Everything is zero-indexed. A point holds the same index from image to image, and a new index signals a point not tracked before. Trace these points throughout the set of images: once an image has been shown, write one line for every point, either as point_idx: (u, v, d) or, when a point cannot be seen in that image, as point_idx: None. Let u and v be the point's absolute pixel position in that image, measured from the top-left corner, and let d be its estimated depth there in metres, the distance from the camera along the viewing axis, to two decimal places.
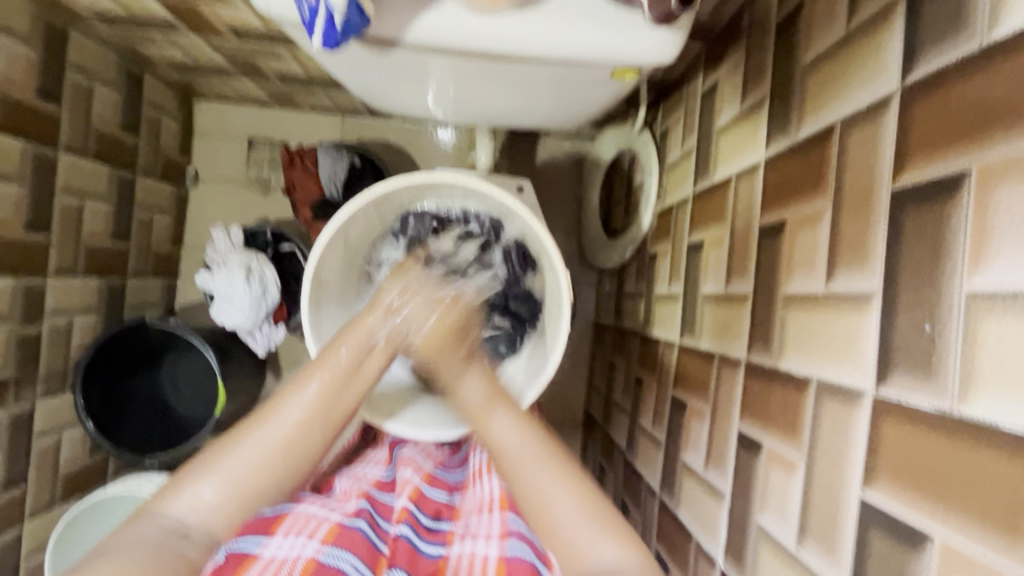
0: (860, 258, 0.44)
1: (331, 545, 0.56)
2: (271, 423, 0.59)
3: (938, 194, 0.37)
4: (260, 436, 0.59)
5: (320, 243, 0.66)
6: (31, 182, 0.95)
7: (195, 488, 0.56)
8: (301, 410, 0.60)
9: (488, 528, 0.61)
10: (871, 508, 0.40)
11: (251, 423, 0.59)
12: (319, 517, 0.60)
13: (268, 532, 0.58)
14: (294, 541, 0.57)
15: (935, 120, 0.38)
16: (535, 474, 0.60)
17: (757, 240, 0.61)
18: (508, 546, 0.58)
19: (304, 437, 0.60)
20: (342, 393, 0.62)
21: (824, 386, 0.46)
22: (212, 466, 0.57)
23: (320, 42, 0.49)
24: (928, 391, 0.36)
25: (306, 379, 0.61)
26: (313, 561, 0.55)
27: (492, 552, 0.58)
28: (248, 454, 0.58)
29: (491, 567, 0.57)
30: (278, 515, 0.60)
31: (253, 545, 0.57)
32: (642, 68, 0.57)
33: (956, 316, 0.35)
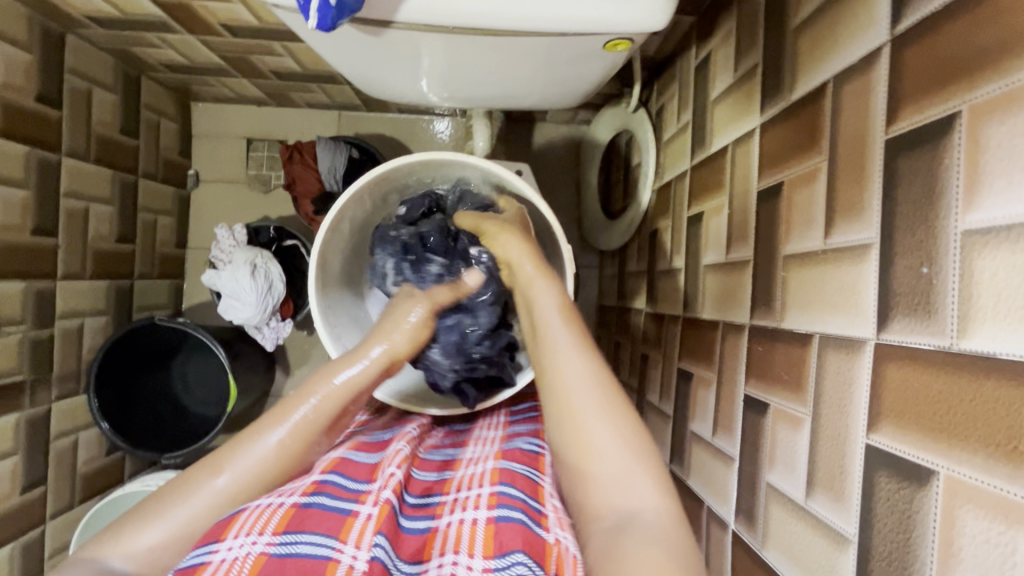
0: (857, 209, 0.44)
1: (285, 533, 0.49)
2: (224, 470, 0.56)
3: (931, 137, 0.37)
4: (211, 481, 0.56)
5: (322, 227, 0.67)
6: (36, 187, 0.96)
7: (136, 537, 0.53)
8: (261, 453, 0.57)
9: (476, 499, 0.55)
10: (877, 451, 0.40)
11: (208, 468, 0.57)
12: (274, 505, 0.52)
13: (219, 536, 0.49)
14: (246, 539, 0.48)
15: (924, 67, 0.38)
16: (570, 375, 0.56)
17: (756, 205, 0.62)
18: (497, 512, 0.51)
19: (261, 481, 0.57)
20: (308, 436, 0.59)
21: (826, 339, 0.47)
22: (158, 514, 0.54)
23: (315, 24, 0.50)
24: (927, 331, 0.37)
25: (270, 425, 0.59)
26: (264, 555, 0.47)
27: (480, 516, 0.52)
28: (199, 504, 0.55)
29: (480, 534, 0.50)
30: (232, 516, 0.51)
31: (202, 553, 0.47)
32: (634, 38, 0.57)
33: (951, 254, 0.35)
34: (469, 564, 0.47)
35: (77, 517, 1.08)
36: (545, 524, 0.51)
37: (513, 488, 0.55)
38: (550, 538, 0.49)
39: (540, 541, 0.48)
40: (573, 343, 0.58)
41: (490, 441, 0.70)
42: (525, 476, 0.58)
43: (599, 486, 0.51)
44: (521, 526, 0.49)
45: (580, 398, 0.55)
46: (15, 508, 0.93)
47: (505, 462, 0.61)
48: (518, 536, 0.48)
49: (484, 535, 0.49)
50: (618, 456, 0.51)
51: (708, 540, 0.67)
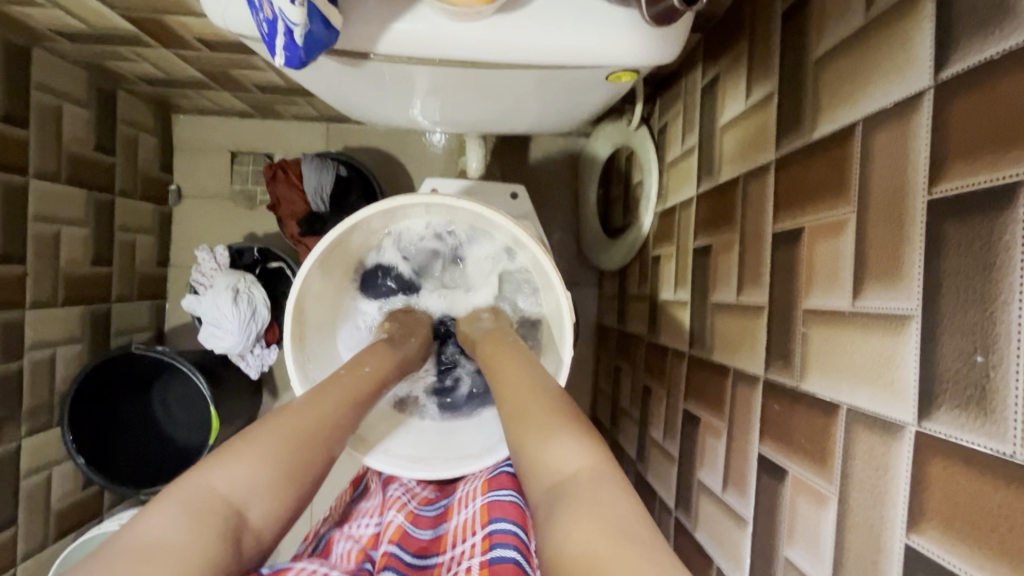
0: (893, 274, 0.39)
1: None
2: (302, 405, 0.49)
3: (986, 206, 0.32)
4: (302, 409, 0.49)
5: (294, 286, 0.62)
6: (0, 213, 0.90)
7: (229, 462, 0.42)
8: (330, 395, 0.52)
9: (470, 548, 0.53)
10: (920, 556, 0.36)
11: (288, 410, 0.48)
12: (312, 570, 0.49)
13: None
14: None
15: (978, 123, 0.33)
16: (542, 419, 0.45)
17: (771, 248, 0.57)
18: (491, 554, 0.49)
19: (340, 420, 0.50)
20: (362, 385, 0.56)
21: (855, 413, 0.42)
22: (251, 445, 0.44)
23: (283, 62, 0.44)
24: (982, 431, 0.32)
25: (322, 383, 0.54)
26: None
27: (476, 562, 0.50)
28: (296, 430, 0.46)
29: None
30: (277, 573, 0.47)
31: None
32: (640, 70, 0.52)
33: (1013, 346, 0.30)
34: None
35: (50, 557, 1.02)
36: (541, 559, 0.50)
37: (506, 523, 0.53)
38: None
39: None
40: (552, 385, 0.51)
41: (479, 471, 0.65)
42: (512, 500, 0.56)
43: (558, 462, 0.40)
44: (515, 565, 0.47)
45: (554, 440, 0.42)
46: None
47: (491, 493, 0.59)
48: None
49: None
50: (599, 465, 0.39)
51: None
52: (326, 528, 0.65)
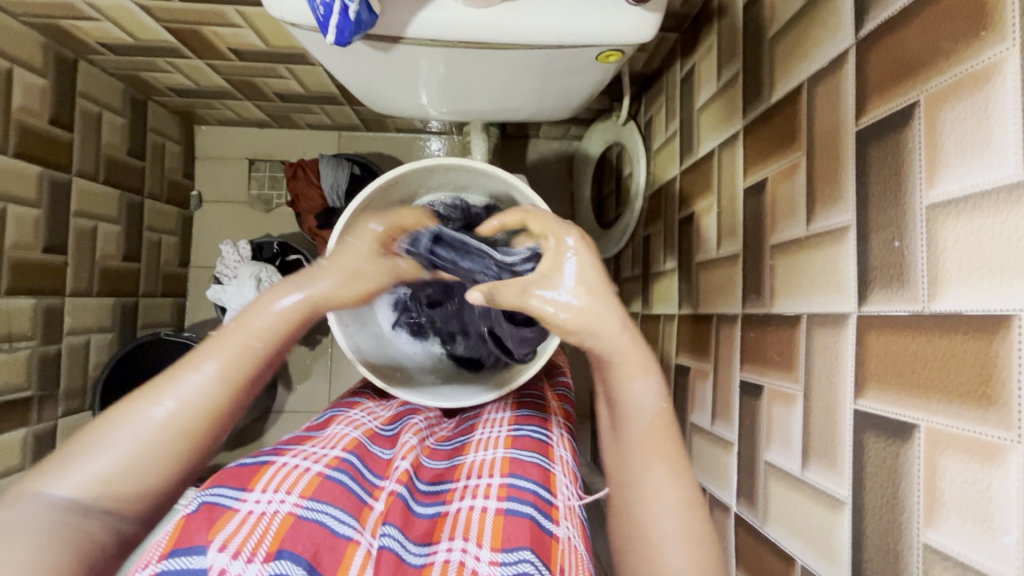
0: (835, 195, 0.48)
1: (312, 498, 0.49)
2: (164, 397, 0.49)
3: (895, 125, 0.42)
4: (146, 408, 0.48)
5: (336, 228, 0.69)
6: (47, 206, 0.99)
7: (82, 464, 0.45)
8: (204, 380, 0.51)
9: (486, 488, 0.56)
10: (865, 414, 0.43)
11: (141, 397, 0.49)
12: (301, 468, 0.52)
13: (246, 485, 0.50)
14: (274, 496, 0.48)
15: (887, 63, 0.43)
16: (648, 478, 0.52)
17: (743, 202, 0.66)
18: (507, 505, 0.53)
19: (212, 413, 0.50)
20: (249, 365, 0.53)
21: (814, 317, 0.51)
22: (92, 447, 0.46)
23: (334, 40, 0.53)
24: (901, 299, 0.40)
25: (208, 356, 0.52)
26: (291, 515, 0.47)
27: (490, 506, 0.54)
28: (139, 434, 0.47)
29: (490, 525, 0.52)
30: (261, 467, 0.52)
31: (229, 499, 0.48)
32: (624, 49, 0.62)
33: (920, 227, 0.39)
34: (478, 553, 0.50)
35: None
36: (554, 516, 0.54)
37: (524, 481, 0.56)
38: (558, 534, 0.52)
39: (546, 537, 0.52)
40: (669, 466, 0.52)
41: (500, 422, 0.69)
42: (535, 461, 0.59)
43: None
44: (529, 522, 0.52)
45: (652, 507, 0.50)
46: None
47: (514, 449, 0.61)
48: (526, 532, 0.50)
49: (492, 525, 0.52)
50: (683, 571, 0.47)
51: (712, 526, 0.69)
52: (332, 407, 0.70)
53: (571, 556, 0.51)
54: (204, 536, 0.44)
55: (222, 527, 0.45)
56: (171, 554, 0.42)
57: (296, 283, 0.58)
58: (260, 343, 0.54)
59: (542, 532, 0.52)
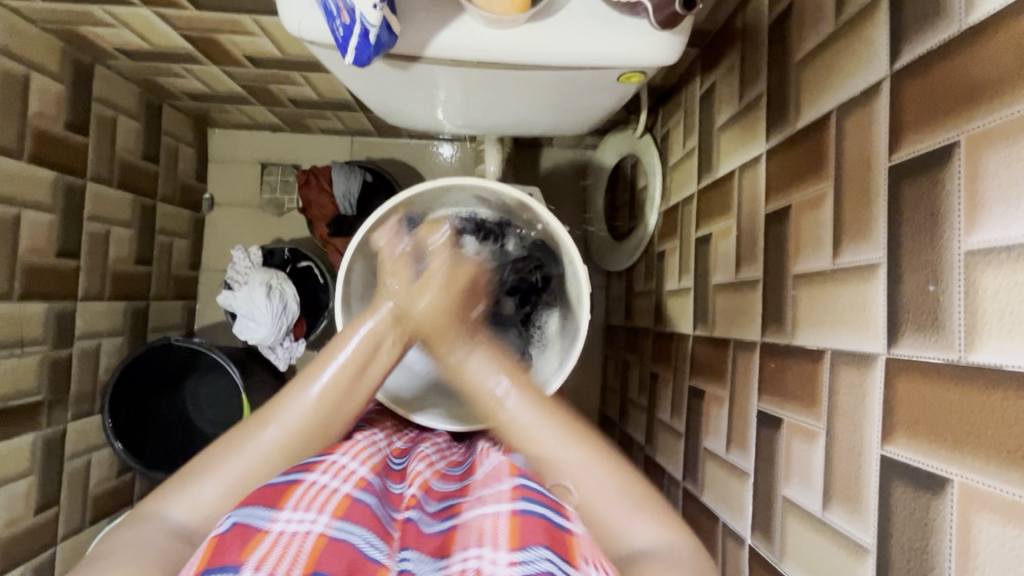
0: (864, 231, 0.47)
1: (343, 519, 0.49)
2: (272, 423, 0.57)
3: (932, 164, 0.40)
4: (256, 434, 0.56)
5: (351, 243, 0.71)
6: (61, 211, 0.99)
7: (196, 490, 0.54)
8: (305, 406, 0.58)
9: (496, 494, 0.54)
10: (892, 462, 0.42)
11: (254, 422, 0.57)
12: (329, 488, 0.52)
13: (277, 504, 0.49)
14: (305, 514, 0.48)
15: (923, 100, 0.41)
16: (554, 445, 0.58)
17: (764, 226, 0.65)
18: (520, 505, 0.51)
19: (309, 435, 0.58)
20: (346, 394, 0.60)
21: (838, 354, 0.49)
22: (212, 469, 0.55)
23: (352, 60, 0.53)
24: (936, 346, 0.39)
25: (308, 380, 0.59)
26: (325, 536, 0.47)
27: (503, 509, 0.51)
28: (250, 458, 0.55)
29: (505, 526, 0.49)
30: (290, 483, 0.51)
31: (260, 519, 0.47)
32: (646, 71, 0.61)
33: (957, 274, 0.38)
34: (494, 557, 0.46)
35: (87, 539, 1.07)
36: (563, 512, 0.53)
37: (532, 481, 0.55)
38: (573, 529, 0.51)
39: (561, 532, 0.49)
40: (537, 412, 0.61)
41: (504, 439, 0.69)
42: (534, 462, 0.59)
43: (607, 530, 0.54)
44: (544, 520, 0.49)
45: (563, 455, 0.58)
46: (29, 528, 0.93)
47: (513, 453, 0.61)
48: (542, 530, 0.48)
49: (506, 527, 0.49)
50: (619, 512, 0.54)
51: (724, 556, 0.68)
52: None
53: (589, 546, 0.50)
54: (238, 556, 0.43)
55: (255, 547, 0.44)
56: (205, 572, 0.42)
57: (369, 314, 0.64)
58: (352, 361, 0.60)
59: (556, 527, 0.50)
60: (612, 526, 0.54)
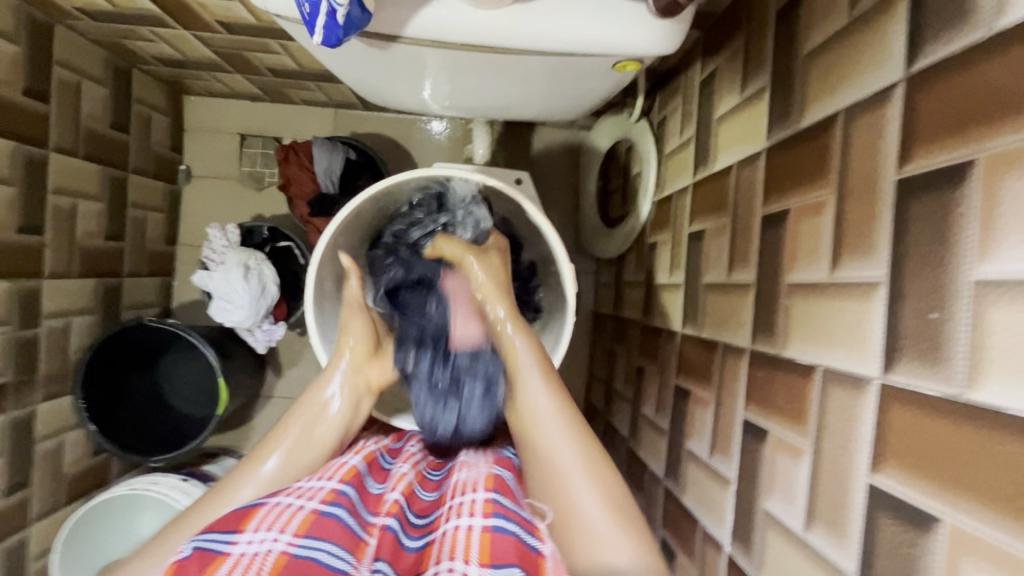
0: (865, 245, 0.44)
1: (307, 536, 0.47)
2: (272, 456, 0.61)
3: (945, 181, 0.37)
4: (240, 485, 0.59)
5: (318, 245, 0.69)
6: (22, 183, 0.93)
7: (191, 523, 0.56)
8: (286, 450, 0.61)
9: (470, 504, 0.53)
10: (880, 491, 0.40)
11: (237, 473, 0.60)
12: (294, 506, 0.50)
13: (238, 526, 0.48)
14: (266, 535, 0.47)
15: (940, 109, 0.38)
16: (569, 471, 0.56)
17: (760, 229, 0.62)
18: (493, 520, 0.50)
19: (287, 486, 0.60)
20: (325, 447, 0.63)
21: (830, 372, 0.47)
22: (198, 520, 0.57)
23: (321, 40, 0.49)
24: (935, 377, 0.37)
25: (286, 427, 0.63)
26: (285, 555, 0.45)
27: (477, 522, 0.50)
28: (235, 503, 0.58)
29: (476, 541, 0.48)
30: (251, 508, 0.50)
31: (221, 542, 0.46)
32: (643, 59, 0.56)
33: (963, 304, 0.35)
34: (464, 569, 0.46)
35: (61, 520, 1.06)
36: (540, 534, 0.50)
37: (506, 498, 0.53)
38: (545, 550, 0.48)
39: (532, 554, 0.48)
40: (553, 404, 0.60)
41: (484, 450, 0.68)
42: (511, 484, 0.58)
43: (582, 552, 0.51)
44: (515, 538, 0.48)
45: (561, 454, 0.57)
46: None
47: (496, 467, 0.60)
48: (512, 548, 0.47)
49: (478, 541, 0.48)
50: (601, 520, 0.52)
51: (701, 560, 0.67)
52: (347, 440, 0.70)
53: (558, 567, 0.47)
54: None
55: (215, 571, 0.44)
56: None
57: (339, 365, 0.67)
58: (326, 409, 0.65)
59: (528, 550, 0.48)
60: (599, 550, 0.51)
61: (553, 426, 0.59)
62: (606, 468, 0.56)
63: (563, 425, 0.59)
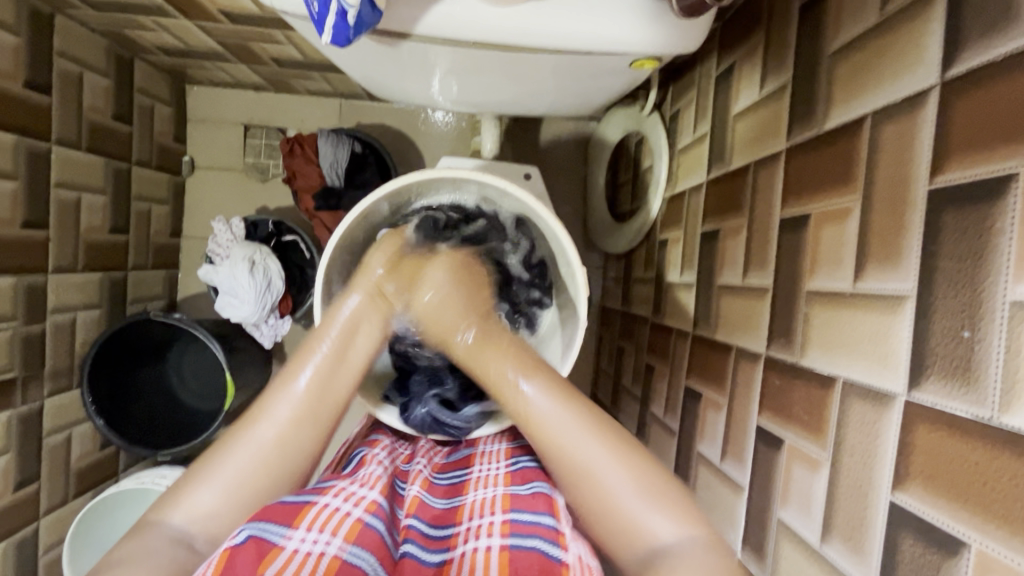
0: (892, 256, 0.43)
1: (354, 544, 0.49)
2: (266, 420, 0.55)
3: (983, 195, 0.36)
4: (254, 433, 0.55)
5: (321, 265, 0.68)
6: (26, 178, 0.92)
7: (193, 495, 0.51)
8: (298, 398, 0.57)
9: (488, 526, 0.53)
10: (903, 511, 0.40)
11: (246, 421, 0.56)
12: (341, 511, 0.52)
13: (291, 523, 0.49)
14: (318, 536, 0.48)
15: (978, 118, 0.36)
16: (600, 467, 0.53)
17: (778, 232, 0.60)
18: (511, 540, 0.51)
19: (304, 440, 0.56)
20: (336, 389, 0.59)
21: (851, 385, 0.46)
22: (212, 473, 0.53)
23: (330, 40, 0.47)
24: (965, 399, 0.36)
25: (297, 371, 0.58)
26: (337, 558, 0.47)
27: (494, 544, 0.51)
28: (250, 456, 0.54)
29: (495, 561, 0.49)
30: (302, 505, 0.51)
31: (276, 535, 0.47)
32: (662, 58, 0.55)
33: (998, 325, 0.34)
34: None
35: (71, 513, 1.06)
36: (563, 542, 0.51)
37: (526, 514, 0.54)
38: (568, 559, 0.48)
39: (555, 564, 0.48)
40: (553, 400, 0.56)
41: (497, 457, 0.67)
42: (536, 491, 0.57)
43: (624, 529, 0.51)
44: (537, 554, 0.49)
45: (579, 451, 0.54)
46: (9, 505, 0.91)
47: (514, 486, 0.59)
48: (534, 565, 0.48)
49: (497, 560, 0.49)
50: (631, 496, 0.51)
51: None
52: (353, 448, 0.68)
53: None
54: (254, 570, 0.44)
55: (271, 563, 0.45)
56: None
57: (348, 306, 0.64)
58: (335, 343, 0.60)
59: (550, 561, 0.48)
60: (635, 522, 0.50)
61: (560, 422, 0.55)
62: (624, 445, 0.54)
63: (579, 430, 0.55)
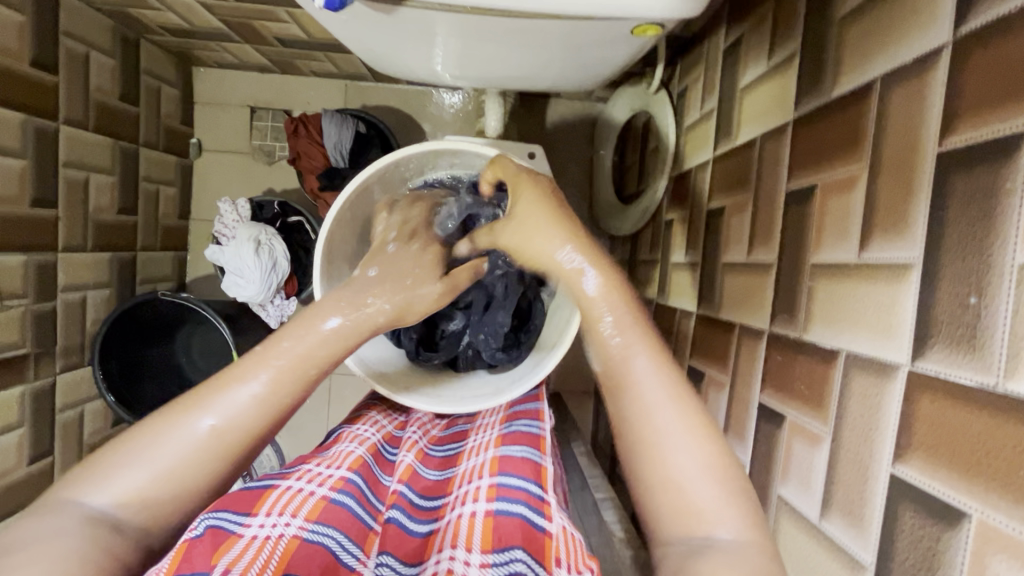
0: (898, 225, 0.42)
1: (317, 521, 0.49)
2: (209, 411, 0.49)
3: (992, 156, 0.34)
4: (193, 421, 0.49)
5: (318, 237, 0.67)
6: (34, 157, 0.93)
7: (118, 476, 0.46)
8: (248, 396, 0.50)
9: (474, 492, 0.54)
10: (903, 483, 0.39)
11: (188, 407, 0.49)
12: (306, 491, 0.51)
13: (251, 509, 0.48)
14: (278, 519, 0.48)
15: (991, 75, 0.35)
16: (665, 427, 0.48)
17: (784, 207, 0.59)
18: (496, 505, 0.51)
19: (251, 434, 0.50)
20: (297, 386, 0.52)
21: (853, 357, 0.45)
22: (143, 455, 0.47)
23: (324, 3, 0.49)
24: (971, 366, 0.35)
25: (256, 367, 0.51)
26: (297, 538, 0.47)
27: (479, 509, 0.52)
28: (184, 446, 0.48)
29: (479, 529, 0.50)
30: (265, 489, 0.51)
31: (235, 523, 0.47)
32: (665, 23, 0.53)
33: (1006, 289, 0.33)
34: (466, 559, 0.48)
35: None
36: (548, 511, 0.51)
37: (513, 478, 0.54)
38: (551, 529, 0.49)
39: (539, 534, 0.49)
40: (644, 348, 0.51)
41: (492, 425, 0.67)
42: (525, 457, 0.57)
43: (677, 506, 0.45)
44: (521, 519, 0.50)
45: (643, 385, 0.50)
46: (24, 477, 0.94)
47: (504, 448, 0.59)
48: (517, 532, 0.49)
49: (481, 529, 0.50)
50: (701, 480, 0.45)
51: None
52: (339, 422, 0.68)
53: (569, 546, 0.48)
54: (208, 562, 0.43)
55: (225, 552, 0.44)
56: None
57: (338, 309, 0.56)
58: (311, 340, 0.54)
59: (534, 530, 0.50)
60: (692, 501, 0.45)
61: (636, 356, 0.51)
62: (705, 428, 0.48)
63: (653, 361, 0.51)
